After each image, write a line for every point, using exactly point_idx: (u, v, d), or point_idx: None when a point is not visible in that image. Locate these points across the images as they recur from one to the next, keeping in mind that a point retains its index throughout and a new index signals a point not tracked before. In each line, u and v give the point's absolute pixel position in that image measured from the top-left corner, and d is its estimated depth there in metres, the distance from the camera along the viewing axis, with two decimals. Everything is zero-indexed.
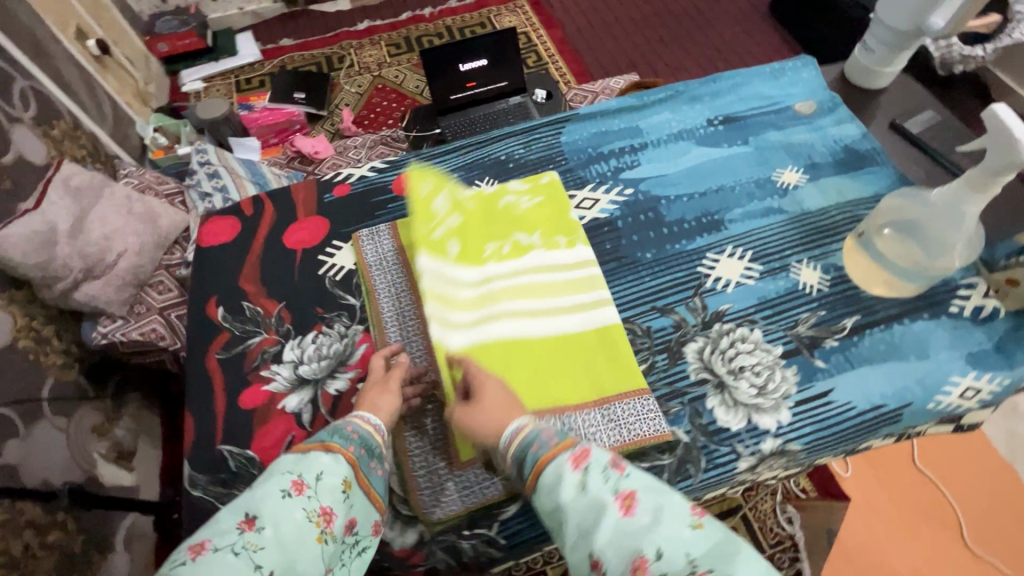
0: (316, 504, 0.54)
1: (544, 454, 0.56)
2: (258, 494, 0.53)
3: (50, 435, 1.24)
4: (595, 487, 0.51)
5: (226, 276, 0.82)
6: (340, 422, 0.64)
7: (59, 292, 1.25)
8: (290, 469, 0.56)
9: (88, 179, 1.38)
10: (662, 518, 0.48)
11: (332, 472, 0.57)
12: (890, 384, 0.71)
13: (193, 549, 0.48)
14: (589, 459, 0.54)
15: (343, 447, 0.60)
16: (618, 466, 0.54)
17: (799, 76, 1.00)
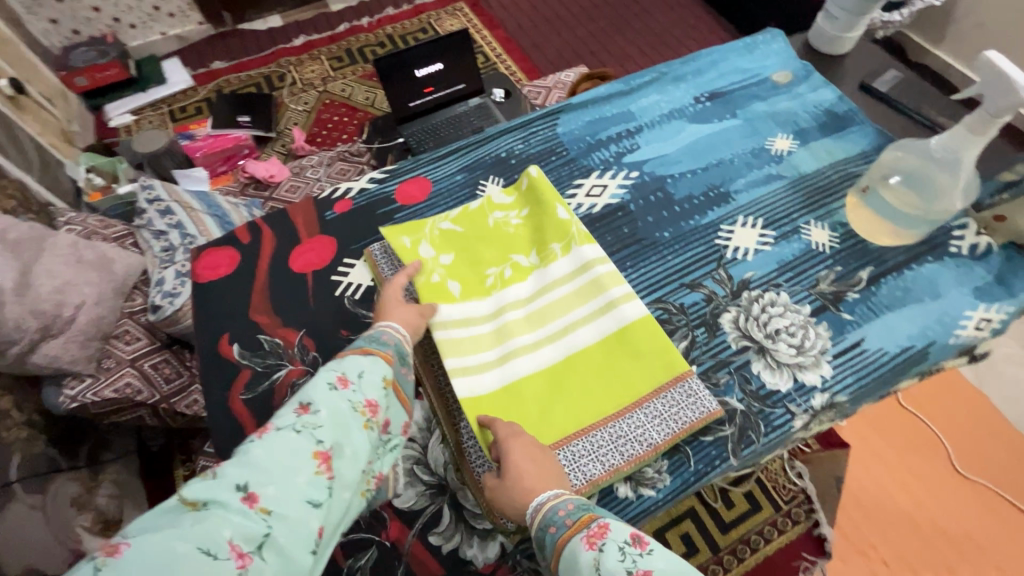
0: (360, 397, 0.57)
1: (562, 535, 0.52)
2: (308, 387, 0.56)
3: (26, 517, 1.11)
4: (610, 570, 0.47)
5: (235, 311, 0.76)
6: (373, 331, 0.66)
7: (13, 357, 1.12)
8: (334, 367, 0.58)
9: (27, 231, 1.23)
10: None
11: (372, 371, 0.59)
12: (913, 326, 0.75)
13: (259, 431, 0.52)
14: (606, 538, 0.50)
15: (381, 349, 0.63)
16: (640, 541, 0.49)
17: (770, 49, 1.04)
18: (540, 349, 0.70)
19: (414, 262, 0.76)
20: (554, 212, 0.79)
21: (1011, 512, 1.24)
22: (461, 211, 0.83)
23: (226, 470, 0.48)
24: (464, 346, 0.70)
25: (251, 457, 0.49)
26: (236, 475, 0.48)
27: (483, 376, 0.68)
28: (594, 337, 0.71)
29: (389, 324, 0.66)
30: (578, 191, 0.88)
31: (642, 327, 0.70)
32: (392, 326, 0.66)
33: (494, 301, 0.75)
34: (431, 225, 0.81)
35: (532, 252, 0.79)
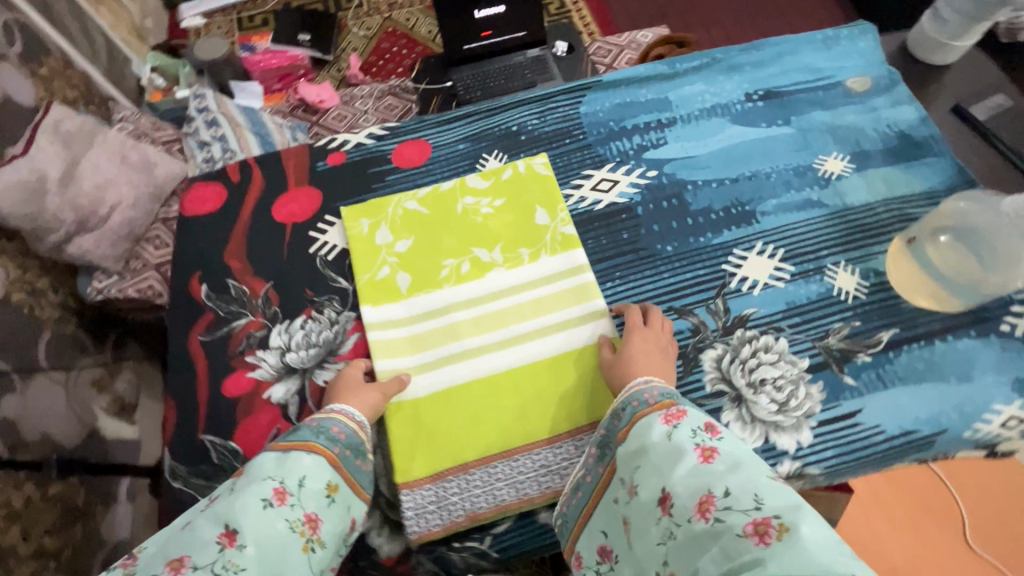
0: (299, 512, 0.50)
1: (638, 409, 0.55)
2: (236, 504, 0.48)
3: (47, 390, 1.26)
4: (679, 440, 0.50)
5: (211, 251, 0.76)
6: (321, 419, 0.59)
7: (51, 244, 1.22)
8: (271, 474, 0.51)
9: (79, 125, 1.31)
10: (738, 469, 0.46)
11: (316, 476, 0.53)
12: (924, 407, 0.65)
13: (171, 565, 0.45)
14: (682, 420, 0.52)
15: (327, 448, 0.56)
16: (712, 428, 0.51)
17: (855, 47, 0.88)
18: (483, 354, 0.69)
19: (367, 249, 0.75)
20: (533, 215, 0.76)
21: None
22: (430, 191, 0.79)
23: None
24: (403, 347, 0.69)
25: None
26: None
27: (415, 379, 0.67)
28: (541, 353, 0.68)
29: (341, 408, 0.60)
30: (584, 183, 0.80)
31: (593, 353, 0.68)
32: (340, 411, 0.60)
33: (445, 296, 0.72)
34: (396, 203, 0.78)
35: (500, 248, 0.75)
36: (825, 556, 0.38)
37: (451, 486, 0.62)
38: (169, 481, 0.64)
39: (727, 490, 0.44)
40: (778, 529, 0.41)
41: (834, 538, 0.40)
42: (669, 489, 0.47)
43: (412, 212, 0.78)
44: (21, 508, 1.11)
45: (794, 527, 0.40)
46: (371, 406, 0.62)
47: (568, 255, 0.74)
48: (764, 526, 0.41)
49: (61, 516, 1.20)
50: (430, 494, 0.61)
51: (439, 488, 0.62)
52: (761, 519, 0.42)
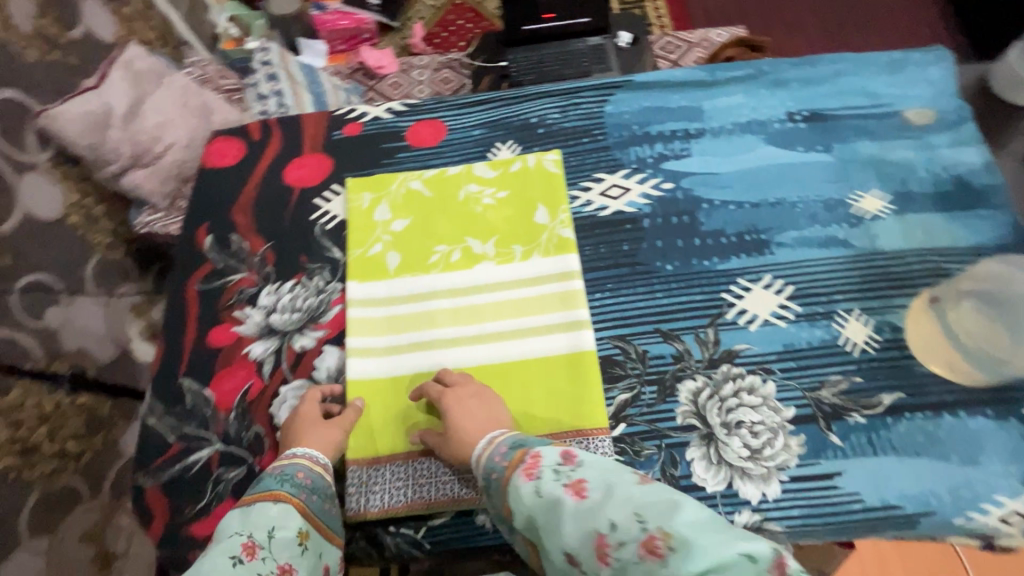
0: (272, 564, 0.50)
1: (501, 474, 0.52)
2: (203, 568, 0.48)
3: (88, 309, 1.38)
4: (549, 490, 0.47)
5: (220, 204, 0.79)
6: (283, 465, 0.58)
7: (108, 174, 1.33)
8: (237, 530, 0.51)
9: (150, 65, 1.45)
10: (611, 494, 0.45)
11: (285, 525, 0.53)
12: (914, 484, 0.59)
13: None
14: (540, 466, 0.50)
15: (293, 495, 0.55)
16: (569, 457, 0.50)
17: (923, 74, 0.79)
18: (456, 346, 0.68)
19: (363, 225, 0.75)
20: (533, 212, 0.74)
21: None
22: (435, 174, 0.78)
23: None
24: (378, 328, 0.70)
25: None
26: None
27: (383, 361, 0.68)
28: (513, 354, 0.67)
29: (305, 451, 0.59)
30: (593, 187, 0.77)
31: (566, 364, 0.66)
32: (303, 455, 0.59)
33: (429, 281, 0.72)
34: (401, 182, 0.78)
35: (494, 241, 0.74)
36: (714, 548, 0.39)
37: (399, 471, 0.62)
38: (144, 416, 0.68)
39: (612, 523, 0.43)
40: (663, 541, 0.40)
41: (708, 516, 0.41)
42: (569, 549, 0.44)
43: (412, 193, 0.77)
44: (50, 412, 1.23)
45: (675, 530, 0.41)
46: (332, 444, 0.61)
47: (557, 257, 0.72)
48: (652, 543, 0.41)
49: (85, 424, 1.32)
50: (378, 475, 0.62)
51: (388, 472, 0.62)
52: (648, 537, 0.41)
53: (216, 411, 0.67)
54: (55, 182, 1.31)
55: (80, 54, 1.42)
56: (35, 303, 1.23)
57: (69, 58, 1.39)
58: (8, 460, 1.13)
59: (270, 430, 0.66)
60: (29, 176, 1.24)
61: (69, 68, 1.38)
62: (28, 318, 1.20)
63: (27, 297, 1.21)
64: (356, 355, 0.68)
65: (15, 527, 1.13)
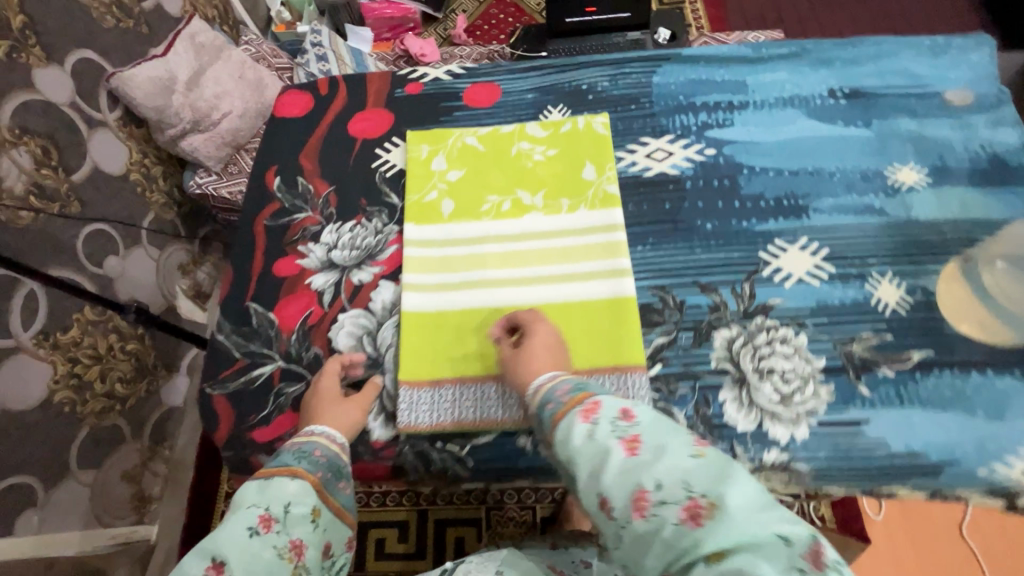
0: (286, 538, 0.54)
1: (557, 412, 0.53)
2: (222, 537, 0.52)
3: (143, 263, 1.45)
4: (602, 438, 0.48)
5: (289, 150, 0.86)
6: (302, 441, 0.61)
7: (169, 137, 1.41)
8: (256, 502, 0.55)
9: (211, 39, 1.51)
10: (663, 455, 0.46)
11: (301, 501, 0.56)
12: (940, 434, 0.62)
13: None
14: (599, 413, 0.51)
15: (310, 472, 0.58)
16: (629, 414, 0.50)
17: (965, 59, 0.82)
18: (504, 286, 0.73)
19: (421, 173, 0.81)
20: (581, 169, 0.79)
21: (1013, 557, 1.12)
22: (489, 131, 0.83)
23: None
24: (432, 266, 0.75)
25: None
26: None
27: (434, 296, 0.73)
28: (558, 297, 0.71)
29: (320, 429, 0.62)
30: (638, 149, 0.81)
31: (608, 307, 0.70)
32: (321, 433, 0.62)
33: (480, 227, 0.77)
34: (457, 137, 0.83)
35: (543, 194, 0.78)
36: (752, 524, 0.40)
37: (447, 394, 0.67)
38: (213, 333, 0.73)
39: (658, 483, 0.44)
40: (707, 508, 0.42)
41: (756, 492, 0.42)
42: (604, 494, 0.46)
43: (467, 148, 0.82)
44: (104, 353, 1.30)
45: (721, 503, 0.42)
46: (348, 425, 0.64)
47: (601, 210, 0.76)
48: (696, 510, 0.42)
49: (133, 370, 1.38)
50: (426, 397, 0.67)
51: (436, 394, 0.67)
52: (691, 502, 0.43)
53: (280, 332, 0.72)
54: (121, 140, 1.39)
55: (150, 24, 1.50)
56: (96, 248, 1.30)
57: (143, 27, 1.47)
58: (65, 393, 1.20)
59: (328, 352, 0.71)
60: (99, 133, 1.32)
61: (142, 37, 1.47)
62: (90, 263, 1.29)
63: (89, 244, 1.29)
64: (411, 289, 0.73)
65: (66, 459, 1.19)
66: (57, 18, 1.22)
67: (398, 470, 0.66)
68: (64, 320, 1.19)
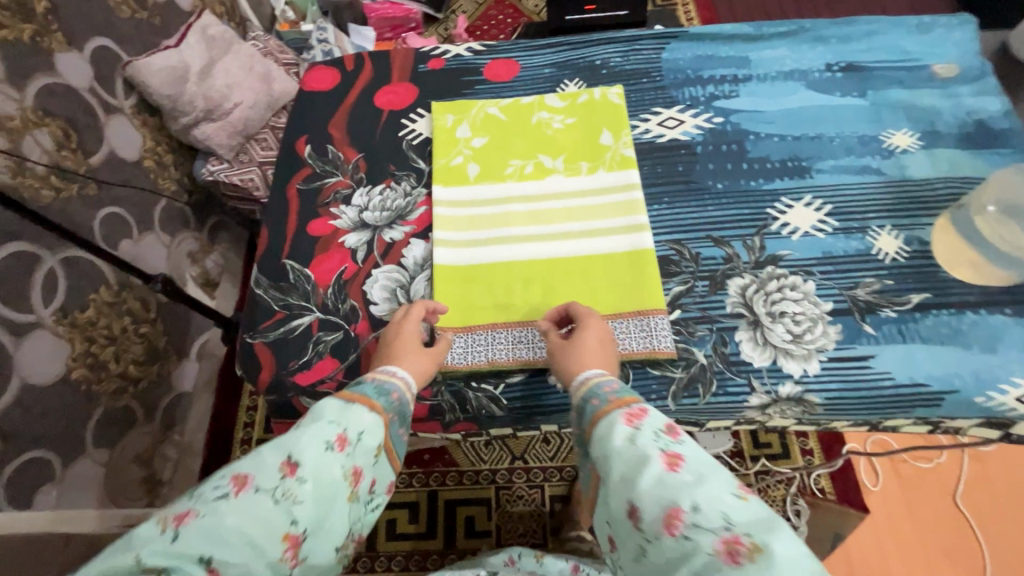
0: (352, 463, 0.51)
1: (602, 411, 0.53)
2: (300, 440, 0.48)
3: (154, 248, 1.32)
4: (644, 445, 0.48)
5: (318, 121, 0.89)
6: (383, 378, 0.59)
7: (181, 126, 1.30)
8: (335, 418, 0.52)
9: (223, 33, 1.40)
10: (706, 481, 0.44)
11: (372, 434, 0.53)
12: (939, 366, 0.67)
13: (234, 482, 0.44)
14: (643, 420, 0.51)
15: (385, 410, 0.56)
16: (674, 431, 0.50)
17: (949, 36, 0.89)
18: (530, 241, 0.77)
19: (446, 140, 0.85)
20: (599, 135, 0.84)
21: (1001, 470, 1.13)
22: (511, 102, 0.88)
23: (187, 536, 0.40)
24: (461, 224, 0.79)
25: (221, 523, 0.41)
26: (199, 543, 0.40)
27: (464, 251, 0.77)
28: (581, 251, 0.76)
29: (400, 373, 0.61)
30: (651, 119, 0.86)
31: (629, 260, 0.74)
32: (401, 379, 0.61)
33: (505, 189, 0.81)
34: (480, 107, 0.88)
35: (563, 158, 0.83)
36: None
37: (478, 338, 0.71)
38: (251, 287, 0.77)
39: (697, 505, 0.43)
40: (749, 549, 0.40)
41: (808, 556, 0.39)
42: (636, 500, 0.45)
43: (488, 117, 0.87)
44: (117, 334, 1.17)
45: (765, 546, 0.39)
46: (420, 374, 0.64)
47: (617, 172, 0.81)
48: (736, 547, 0.40)
49: (145, 353, 1.25)
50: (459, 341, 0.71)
51: (468, 338, 0.71)
52: (732, 538, 0.41)
53: (316, 286, 0.76)
54: (134, 125, 1.26)
55: (163, 17, 1.36)
56: (111, 233, 1.19)
57: (156, 19, 1.34)
58: (81, 372, 1.08)
59: (363, 303, 0.75)
60: (115, 119, 1.21)
61: (154, 29, 1.32)
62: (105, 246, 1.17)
63: (103, 227, 1.17)
64: (441, 245, 0.77)
65: (82, 436, 1.08)
66: (79, 5, 1.12)
67: (433, 412, 0.69)
68: (82, 297, 1.08)
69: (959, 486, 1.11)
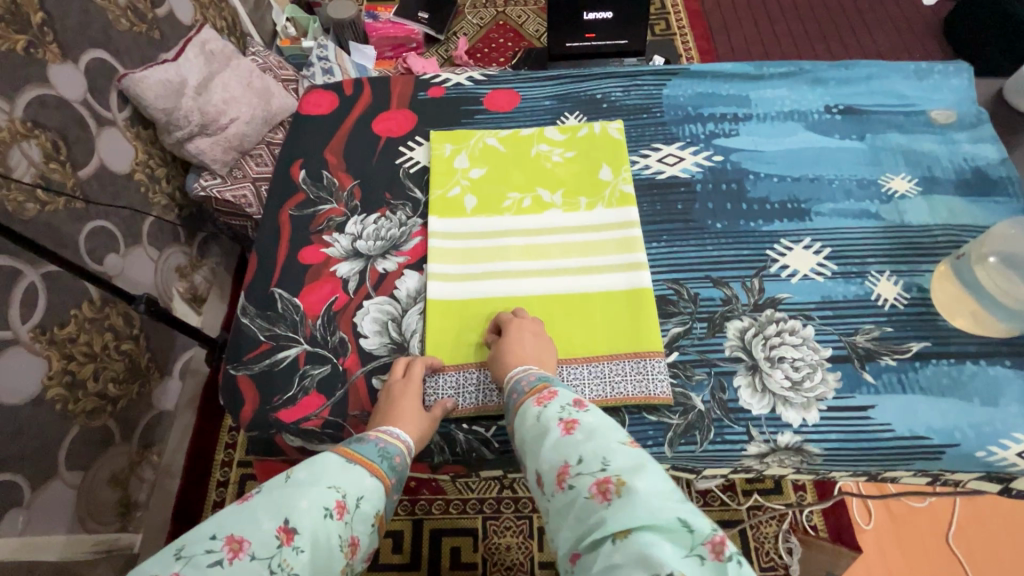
0: (350, 532, 0.50)
1: (519, 400, 0.58)
2: (301, 503, 0.49)
3: (141, 263, 1.28)
4: (546, 419, 0.55)
5: (314, 146, 0.88)
6: (387, 440, 0.59)
7: (176, 139, 1.28)
8: (337, 482, 0.52)
9: (222, 48, 1.38)
10: (593, 438, 0.51)
11: (371, 500, 0.53)
12: (940, 418, 0.66)
13: (229, 545, 0.45)
14: (552, 399, 0.57)
15: (386, 475, 0.56)
16: (580, 403, 0.56)
17: (946, 82, 0.90)
18: (526, 277, 0.75)
19: (444, 170, 0.84)
20: (598, 170, 0.83)
21: (996, 513, 1.10)
22: (510, 134, 0.87)
23: None
24: (457, 256, 0.77)
25: None
26: None
27: (456, 285, 0.75)
28: (577, 288, 0.74)
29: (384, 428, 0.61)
30: (651, 154, 0.86)
31: (626, 299, 0.73)
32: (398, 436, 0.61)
33: (502, 222, 0.80)
34: (478, 138, 0.87)
35: (562, 193, 0.82)
36: (652, 505, 0.44)
37: (471, 377, 0.69)
38: (238, 316, 0.74)
39: (580, 458, 0.50)
40: (616, 486, 0.46)
41: (668, 488, 0.46)
42: (539, 467, 0.52)
43: (483, 148, 0.86)
44: (98, 351, 1.13)
45: (628, 481, 0.46)
46: (422, 437, 0.63)
47: (616, 210, 0.80)
48: (606, 486, 0.47)
49: (126, 371, 1.20)
50: (448, 380, 0.69)
51: (456, 377, 0.69)
52: (604, 480, 0.47)
53: (305, 317, 0.74)
54: (126, 138, 1.23)
55: (161, 30, 1.34)
56: (96, 248, 1.16)
57: (154, 32, 1.32)
58: (57, 391, 1.04)
59: (354, 336, 0.72)
60: (107, 131, 1.18)
61: (152, 42, 1.30)
62: (90, 261, 1.14)
63: (89, 241, 1.14)
64: (435, 278, 0.75)
65: (53, 458, 1.03)
66: (75, 16, 1.10)
67: (422, 453, 0.68)
68: (62, 314, 1.04)
69: (950, 530, 1.09)
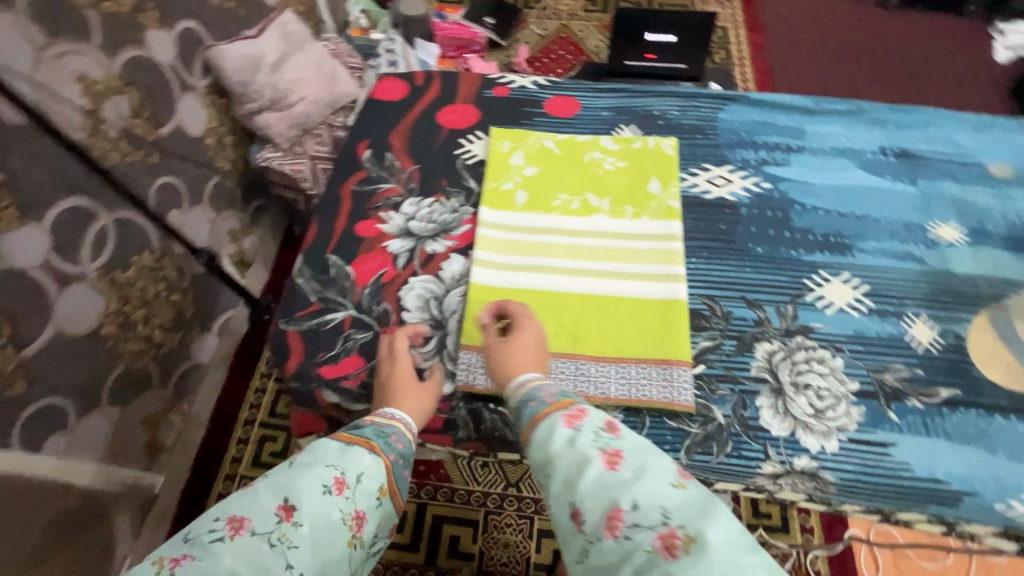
0: (352, 506, 0.53)
1: (544, 415, 0.55)
2: (298, 484, 0.52)
3: (199, 222, 1.36)
4: (582, 447, 0.51)
5: (382, 129, 0.93)
6: (383, 422, 0.62)
7: (247, 110, 1.36)
8: (335, 462, 0.55)
9: (300, 30, 1.46)
10: (642, 477, 0.48)
11: (371, 476, 0.56)
12: (962, 465, 0.66)
13: (230, 523, 0.48)
14: (583, 421, 0.53)
15: (384, 452, 0.59)
16: (612, 428, 0.53)
17: (1007, 138, 0.90)
18: (567, 275, 0.78)
19: (500, 165, 0.88)
20: (648, 182, 0.86)
21: None
22: (566, 138, 0.91)
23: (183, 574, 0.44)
24: (503, 247, 0.81)
25: (216, 563, 0.45)
26: None
27: (499, 273, 0.79)
28: (613, 291, 0.77)
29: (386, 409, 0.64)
30: (700, 174, 0.88)
31: (659, 307, 0.75)
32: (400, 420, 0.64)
33: (550, 220, 0.83)
34: (536, 138, 0.91)
35: (609, 200, 0.85)
36: (724, 561, 0.41)
37: None
38: (294, 276, 0.79)
39: (635, 504, 0.46)
40: (683, 540, 0.43)
41: (737, 534, 0.44)
42: (578, 503, 0.48)
43: (538, 149, 0.90)
44: (151, 298, 1.20)
45: (694, 530, 0.44)
46: (418, 413, 0.67)
47: (660, 223, 0.83)
48: (670, 540, 0.43)
49: (172, 321, 1.27)
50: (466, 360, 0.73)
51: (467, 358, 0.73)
52: (667, 532, 0.44)
53: (354, 284, 0.78)
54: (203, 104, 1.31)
55: (247, 8, 1.42)
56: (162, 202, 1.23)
57: (241, 9, 1.40)
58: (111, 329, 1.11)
59: (397, 308, 0.77)
60: (188, 96, 1.26)
61: (238, 18, 1.39)
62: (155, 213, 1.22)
63: (157, 195, 1.22)
64: (480, 264, 0.79)
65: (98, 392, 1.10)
66: None
67: (448, 427, 0.72)
68: (125, 258, 1.12)
69: None
